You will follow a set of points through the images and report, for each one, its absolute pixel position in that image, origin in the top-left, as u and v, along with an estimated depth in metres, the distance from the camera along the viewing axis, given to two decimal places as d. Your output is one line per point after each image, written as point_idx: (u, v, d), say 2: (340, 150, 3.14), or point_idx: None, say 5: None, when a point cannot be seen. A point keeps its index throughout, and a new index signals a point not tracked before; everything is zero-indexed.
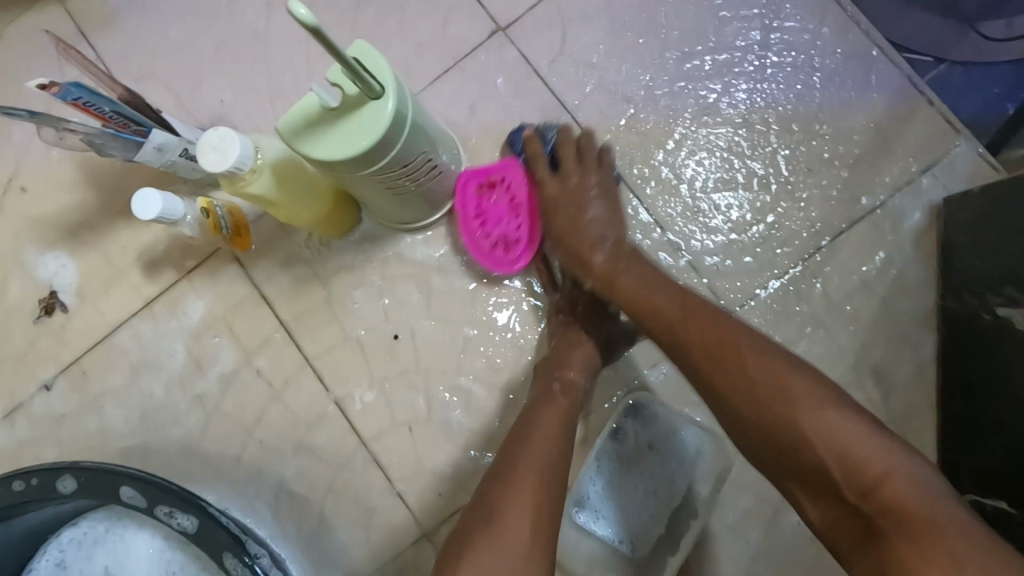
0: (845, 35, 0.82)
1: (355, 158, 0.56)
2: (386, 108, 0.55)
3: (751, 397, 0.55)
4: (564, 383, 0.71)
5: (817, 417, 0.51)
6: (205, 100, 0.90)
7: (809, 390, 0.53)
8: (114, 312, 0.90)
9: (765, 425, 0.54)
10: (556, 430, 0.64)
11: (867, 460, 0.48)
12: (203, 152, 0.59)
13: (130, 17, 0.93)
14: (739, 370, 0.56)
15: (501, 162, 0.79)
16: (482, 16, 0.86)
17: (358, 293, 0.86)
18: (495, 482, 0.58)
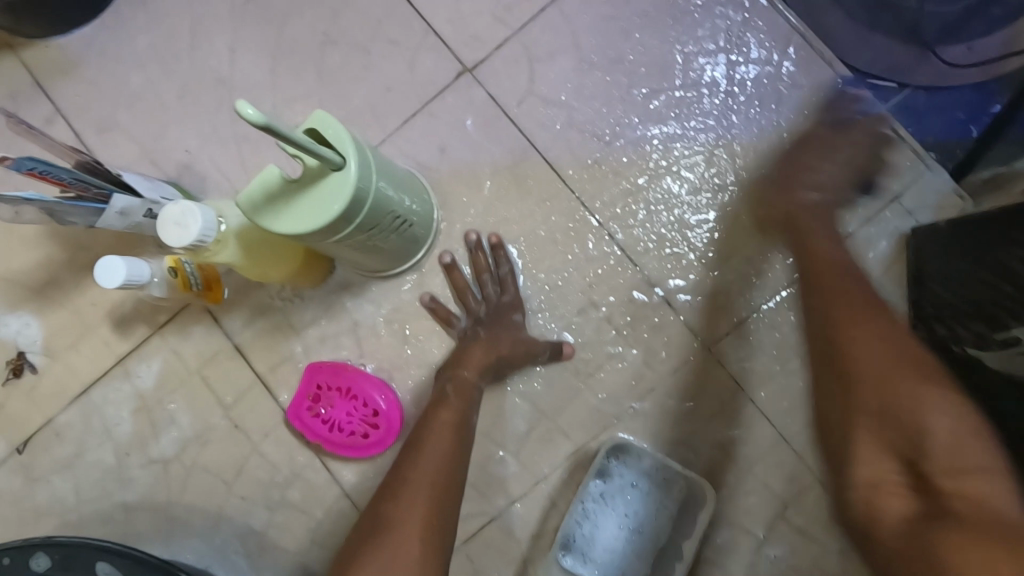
0: (807, 68, 0.83)
1: (322, 228, 0.55)
2: (347, 180, 0.54)
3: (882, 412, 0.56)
4: (456, 385, 0.73)
5: (926, 422, 0.53)
6: (171, 150, 0.88)
7: (948, 412, 0.53)
8: (85, 371, 0.88)
9: (905, 429, 0.54)
10: (446, 440, 0.65)
11: (966, 458, 0.50)
12: (164, 227, 0.58)
13: (89, 68, 0.91)
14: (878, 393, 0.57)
15: (308, 373, 0.80)
16: (448, 58, 0.86)
17: (334, 342, 0.85)
18: (388, 499, 0.60)
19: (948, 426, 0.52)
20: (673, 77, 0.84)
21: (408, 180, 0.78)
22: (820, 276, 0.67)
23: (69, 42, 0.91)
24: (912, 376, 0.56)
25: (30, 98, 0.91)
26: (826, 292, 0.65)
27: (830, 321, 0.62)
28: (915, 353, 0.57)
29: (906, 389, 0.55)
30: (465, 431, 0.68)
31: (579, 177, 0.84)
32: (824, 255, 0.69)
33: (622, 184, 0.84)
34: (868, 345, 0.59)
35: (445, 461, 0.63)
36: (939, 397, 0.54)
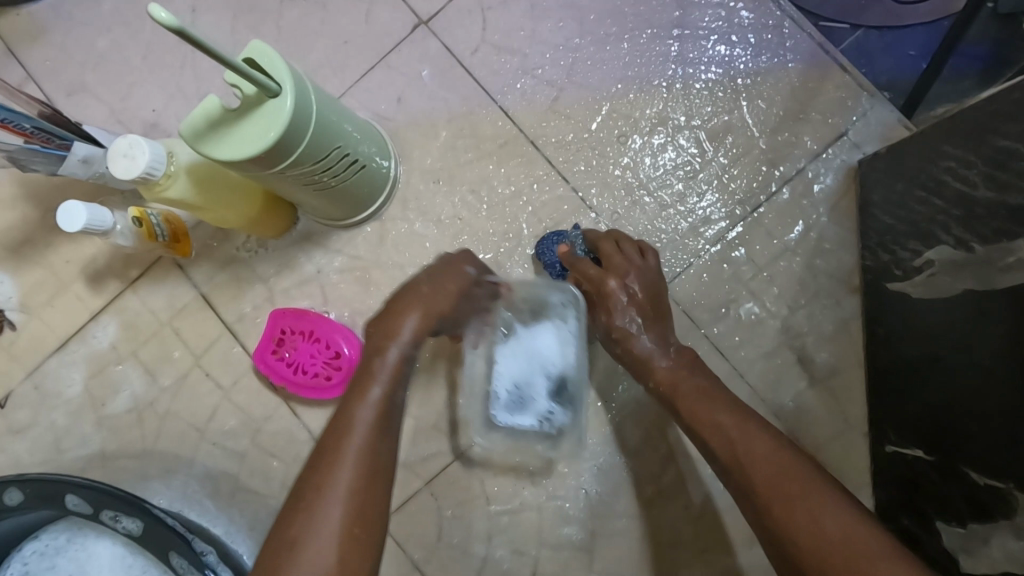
0: (757, 7, 0.84)
1: (260, 153, 0.56)
2: (284, 105, 0.56)
3: (819, 551, 0.51)
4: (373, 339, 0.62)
5: (822, 526, 0.51)
6: (138, 110, 0.91)
7: (828, 516, 0.52)
8: (61, 327, 0.91)
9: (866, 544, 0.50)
10: (363, 434, 0.56)
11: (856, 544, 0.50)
12: (112, 160, 0.60)
13: (56, 33, 0.93)
14: (790, 532, 0.53)
15: (271, 318, 0.83)
16: (404, 11, 0.87)
17: (298, 290, 0.87)
18: (296, 501, 0.53)
19: (828, 526, 0.51)
20: (624, 20, 0.85)
21: (367, 127, 0.78)
22: (695, 390, 0.68)
23: (36, 8, 0.94)
24: (801, 481, 0.55)
25: (1, 63, 0.93)
26: (694, 377, 0.70)
27: (709, 438, 0.63)
28: (793, 463, 0.57)
29: (793, 501, 0.54)
30: (391, 416, 0.59)
31: (534, 122, 0.85)
32: (681, 354, 0.72)
33: (576, 127, 0.85)
34: (810, 516, 0.52)
35: (372, 461, 0.55)
36: (820, 499, 0.53)
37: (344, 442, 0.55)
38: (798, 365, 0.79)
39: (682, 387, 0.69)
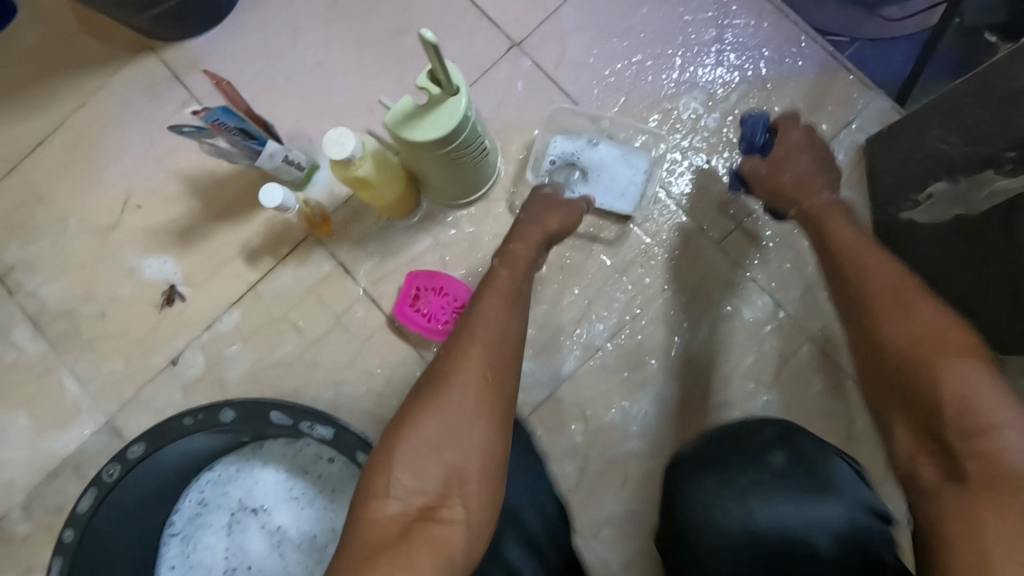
0: (778, 27, 1.08)
1: (445, 134, 0.78)
2: (463, 99, 0.78)
3: (903, 341, 0.65)
4: (505, 257, 0.90)
5: (971, 390, 0.58)
6: (284, 120, 1.13)
7: (968, 379, 0.58)
8: (223, 297, 1.10)
9: (928, 380, 0.61)
10: (495, 314, 0.81)
11: (968, 400, 0.58)
12: (329, 145, 0.81)
13: (214, 62, 1.16)
14: (893, 324, 0.67)
15: (408, 279, 1.03)
16: (499, 36, 1.10)
17: (422, 258, 1.08)
18: (450, 351, 0.76)
19: (959, 385, 0.59)
20: (674, 38, 1.09)
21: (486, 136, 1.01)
22: (857, 267, 0.75)
23: (197, 43, 1.16)
24: (943, 350, 0.62)
25: (169, 88, 1.15)
26: (881, 270, 0.73)
27: (860, 283, 0.73)
28: (949, 327, 0.63)
29: (916, 347, 0.63)
30: (508, 321, 0.81)
31: (607, 119, 1.07)
32: (868, 259, 0.75)
33: (640, 122, 1.07)
34: (954, 372, 0.59)
35: (499, 338, 0.78)
36: (962, 374, 0.59)
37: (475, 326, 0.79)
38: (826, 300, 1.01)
39: (832, 213, 0.86)
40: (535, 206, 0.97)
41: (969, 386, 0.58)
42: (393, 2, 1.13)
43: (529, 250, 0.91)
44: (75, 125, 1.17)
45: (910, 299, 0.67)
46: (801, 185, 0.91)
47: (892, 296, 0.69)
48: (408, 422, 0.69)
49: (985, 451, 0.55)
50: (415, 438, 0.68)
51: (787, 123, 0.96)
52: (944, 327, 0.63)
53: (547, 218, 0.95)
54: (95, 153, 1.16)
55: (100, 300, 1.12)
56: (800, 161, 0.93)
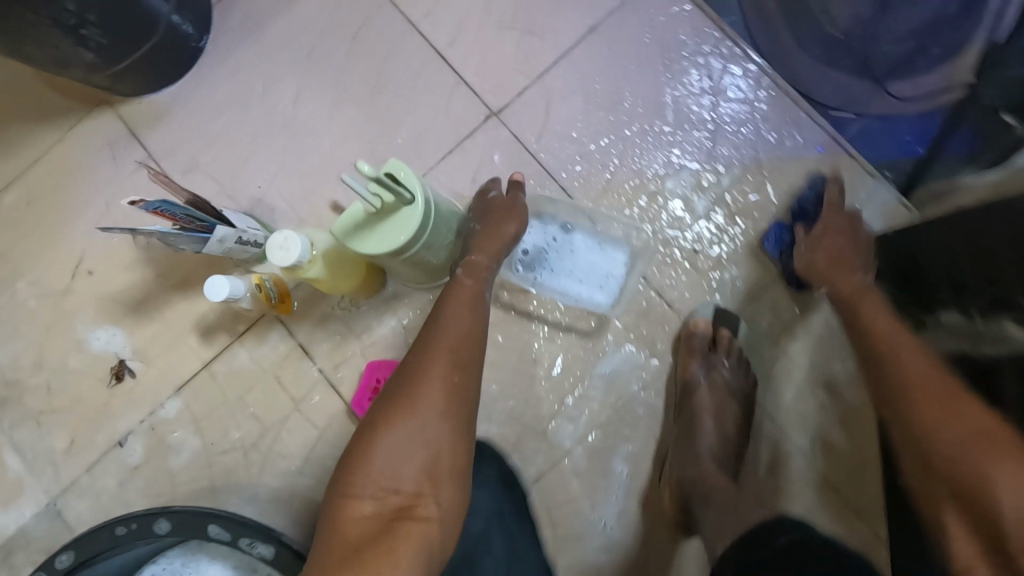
0: (777, 105, 1.00)
1: (411, 238, 0.70)
2: (417, 209, 0.70)
3: (900, 380, 0.62)
4: (469, 267, 0.82)
5: (962, 441, 0.54)
6: (245, 185, 1.05)
7: (964, 428, 0.55)
8: (175, 375, 1.03)
9: (960, 438, 0.54)
10: (457, 327, 0.77)
11: (967, 451, 0.53)
12: (274, 256, 0.73)
13: (173, 119, 1.08)
14: (892, 360, 0.64)
15: (366, 372, 0.97)
16: (478, 103, 1.02)
17: (386, 342, 1.01)
18: (414, 355, 0.75)
19: (957, 429, 0.55)
20: (665, 114, 1.00)
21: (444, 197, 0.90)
22: (878, 331, 0.69)
23: (156, 97, 1.08)
24: (935, 395, 0.58)
25: (125, 145, 1.08)
26: (880, 315, 0.71)
27: (891, 366, 0.64)
28: (931, 372, 0.61)
29: (906, 388, 0.60)
30: (474, 341, 0.77)
31: (592, 200, 0.99)
32: (879, 310, 0.72)
33: (625, 203, 0.99)
34: (939, 412, 0.57)
35: (466, 334, 0.77)
36: (1009, 467, 0.50)
37: (444, 333, 0.76)
38: (819, 409, 0.93)
39: (870, 296, 0.75)
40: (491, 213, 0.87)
41: (957, 430, 0.55)
42: (365, 60, 1.05)
43: (489, 261, 0.83)
44: (24, 179, 1.09)
45: (929, 361, 0.62)
46: (842, 265, 0.81)
47: (871, 333, 0.69)
48: (375, 437, 0.69)
49: (994, 512, 0.50)
50: (382, 447, 0.68)
51: (832, 213, 0.88)
52: (979, 417, 0.55)
53: (501, 236, 0.85)
54: (43, 211, 1.08)
55: (45, 372, 1.05)
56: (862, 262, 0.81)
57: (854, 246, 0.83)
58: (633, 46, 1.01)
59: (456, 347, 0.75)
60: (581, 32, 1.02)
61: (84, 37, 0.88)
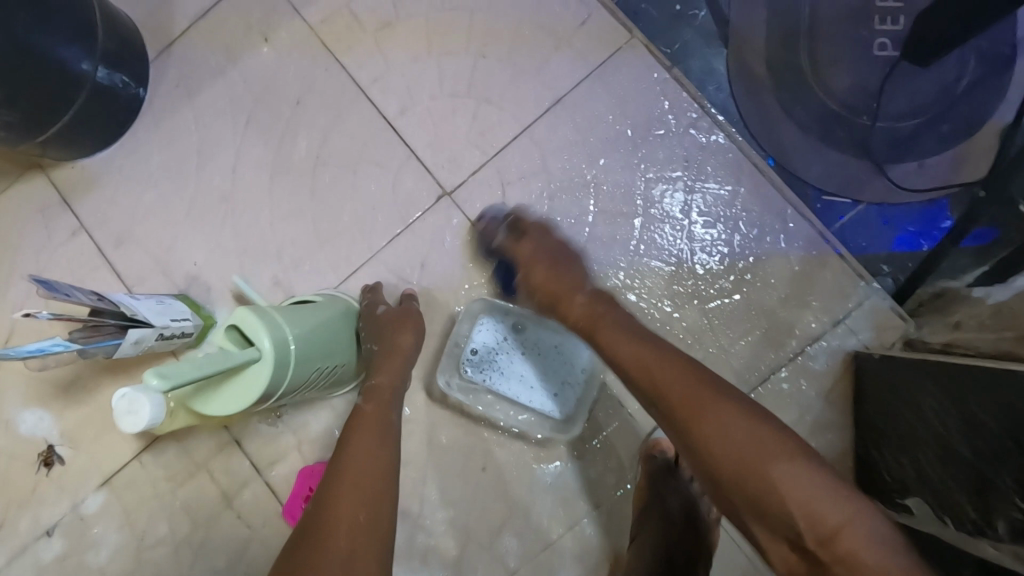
0: (758, 194, 0.89)
1: (267, 390, 0.71)
2: (264, 372, 0.70)
3: (734, 466, 0.58)
4: (374, 391, 0.75)
5: (813, 511, 0.54)
6: (180, 262, 0.98)
7: (730, 429, 0.59)
8: (105, 462, 0.97)
9: (764, 495, 0.56)
10: (367, 448, 0.68)
11: (748, 460, 0.58)
12: (124, 420, 0.71)
13: (109, 187, 1.01)
14: (710, 434, 0.60)
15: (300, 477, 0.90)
16: (429, 181, 0.93)
17: (326, 440, 0.94)
18: (330, 486, 0.64)
19: (721, 437, 0.60)
20: (637, 202, 0.91)
21: (330, 300, 0.88)
22: (658, 385, 0.66)
23: (92, 161, 1.02)
24: (762, 454, 0.57)
25: (58, 213, 1.01)
26: (637, 349, 0.70)
27: (701, 442, 0.61)
28: (764, 436, 0.59)
29: (698, 420, 0.61)
30: (388, 469, 0.67)
31: None
32: (625, 328, 0.74)
33: None
34: (777, 485, 0.55)
35: (374, 472, 0.66)
36: (783, 470, 0.56)
37: (349, 470, 0.65)
38: None
39: (601, 322, 0.75)
40: (382, 328, 0.83)
41: (733, 442, 0.59)
42: (309, 130, 0.97)
43: (393, 380, 0.77)
44: None
45: (710, 411, 0.61)
46: (595, 323, 0.75)
47: (676, 395, 0.64)
48: None
49: (786, 516, 0.55)
50: None
51: (526, 224, 0.87)
52: (759, 436, 0.59)
53: (401, 350, 0.81)
54: None
55: None
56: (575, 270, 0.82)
57: (586, 255, 0.84)
58: (602, 124, 0.92)
59: (363, 480, 0.65)
60: (544, 105, 0.92)
61: None
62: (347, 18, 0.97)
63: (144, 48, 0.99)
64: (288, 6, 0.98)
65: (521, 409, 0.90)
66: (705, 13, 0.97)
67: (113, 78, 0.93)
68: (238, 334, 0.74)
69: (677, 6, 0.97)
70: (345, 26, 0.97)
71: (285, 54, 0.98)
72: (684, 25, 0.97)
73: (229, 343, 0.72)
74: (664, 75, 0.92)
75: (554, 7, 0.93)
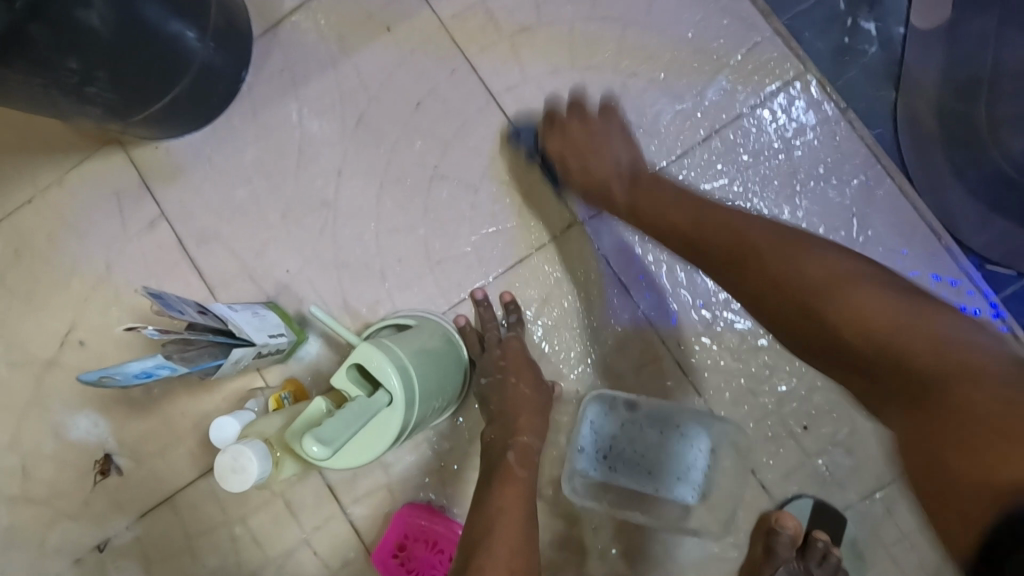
0: (932, 259, 0.81)
1: (400, 432, 0.66)
2: (396, 416, 0.64)
3: (802, 287, 0.55)
4: (520, 451, 0.71)
5: (871, 313, 0.51)
6: (273, 268, 0.89)
7: (865, 295, 0.52)
8: (168, 479, 0.88)
9: (863, 330, 0.51)
10: (518, 521, 0.64)
11: (888, 323, 0.50)
12: (230, 482, 0.63)
13: (195, 174, 0.91)
14: (792, 265, 0.57)
15: (391, 529, 0.82)
16: (560, 206, 0.85)
17: (419, 480, 0.85)
18: (474, 555, 0.60)
19: (849, 304, 0.52)
20: None
21: (435, 325, 0.80)
22: (732, 229, 0.62)
23: (178, 145, 0.91)
24: (831, 284, 0.54)
25: (135, 197, 0.92)
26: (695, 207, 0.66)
27: (774, 289, 0.57)
28: (807, 259, 0.56)
29: (825, 301, 0.53)
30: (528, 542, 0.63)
31: (684, 345, 0.82)
32: (670, 197, 0.69)
33: (728, 354, 0.81)
34: (853, 298, 0.52)
35: (516, 546, 0.62)
36: (862, 291, 0.52)
37: (495, 542, 0.61)
38: None
39: (643, 190, 0.72)
40: (500, 371, 0.77)
41: (872, 316, 0.50)
42: (429, 135, 0.88)
43: (539, 441, 0.73)
44: (15, 225, 0.93)
45: (782, 255, 0.57)
46: (654, 191, 0.71)
47: (728, 242, 0.61)
48: None
49: (851, 316, 0.51)
50: None
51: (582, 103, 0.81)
52: (825, 268, 0.55)
53: (526, 400, 0.75)
54: (36, 265, 0.93)
55: (18, 454, 0.90)
56: (620, 142, 0.78)
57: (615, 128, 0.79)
58: (762, 162, 0.83)
59: (503, 556, 0.60)
60: (699, 137, 0.84)
61: (91, 94, 0.70)
62: (482, 16, 0.87)
63: (249, 24, 0.89)
64: None
65: (630, 471, 0.80)
66: (876, 50, 0.88)
67: (219, 54, 0.83)
68: (356, 370, 0.66)
69: (845, 40, 0.89)
70: (478, 25, 0.87)
71: (406, 48, 0.88)
72: (850, 62, 0.88)
73: (351, 384, 0.65)
74: (837, 116, 0.82)
75: (718, 30, 0.84)
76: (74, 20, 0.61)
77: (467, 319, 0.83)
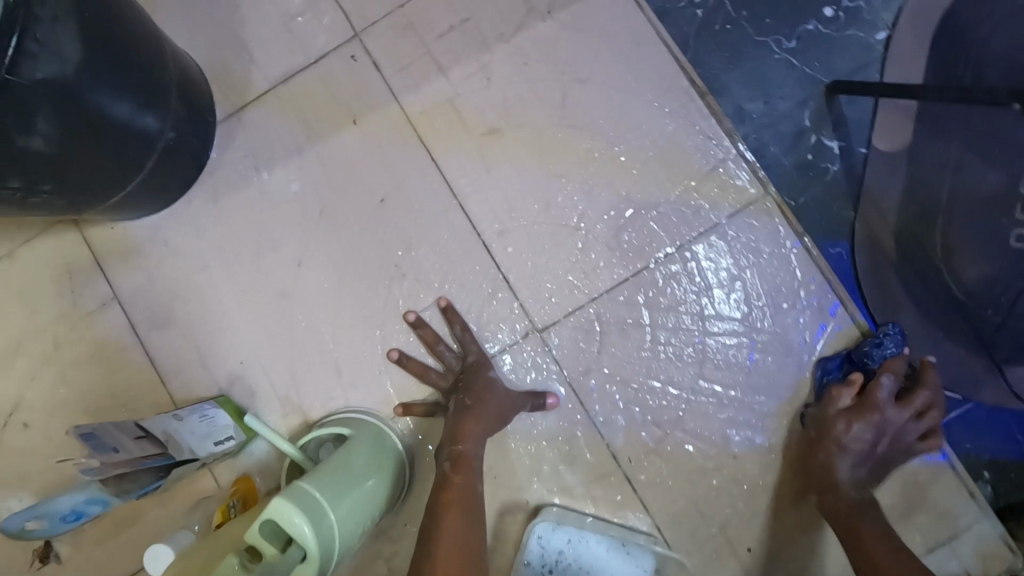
0: None
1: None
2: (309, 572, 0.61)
3: (837, 500, 0.74)
4: (456, 460, 0.73)
5: (856, 501, 0.74)
6: (227, 356, 0.88)
7: (875, 523, 0.71)
8: (110, 566, 0.86)
9: (848, 520, 0.73)
10: (459, 520, 0.69)
11: (851, 514, 0.73)
12: None
13: (152, 255, 0.89)
14: (824, 468, 0.76)
15: None
16: (519, 312, 0.85)
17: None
18: (424, 547, 0.67)
19: (835, 480, 0.75)
20: (742, 376, 0.82)
21: (371, 430, 0.81)
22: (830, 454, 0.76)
23: (135, 224, 0.89)
24: (826, 459, 0.77)
25: (87, 274, 0.89)
26: (834, 456, 0.76)
27: (821, 475, 0.76)
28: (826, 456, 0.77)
29: (853, 520, 0.72)
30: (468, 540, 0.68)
31: (636, 461, 0.82)
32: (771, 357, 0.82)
33: (676, 472, 0.82)
34: (865, 505, 0.73)
35: (460, 541, 0.67)
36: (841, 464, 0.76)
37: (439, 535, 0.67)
38: None
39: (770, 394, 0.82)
40: (460, 389, 0.79)
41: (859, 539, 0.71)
42: (393, 230, 0.87)
43: (478, 447, 0.74)
44: None
45: (849, 488, 0.75)
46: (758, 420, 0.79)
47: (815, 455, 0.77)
48: None
49: (860, 519, 0.72)
50: None
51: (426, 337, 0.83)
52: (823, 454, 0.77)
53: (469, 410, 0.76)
54: None
55: None
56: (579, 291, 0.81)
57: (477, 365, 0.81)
58: (722, 284, 0.83)
59: (451, 542, 0.67)
60: (659, 254, 0.84)
61: (36, 203, 0.67)
62: (452, 114, 0.87)
63: (213, 108, 0.87)
64: (385, 89, 0.87)
65: None
66: (838, 168, 0.90)
67: (183, 141, 0.81)
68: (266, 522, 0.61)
69: (809, 155, 0.90)
70: (448, 123, 0.87)
71: (374, 141, 0.87)
72: (812, 178, 0.90)
73: (263, 540, 0.59)
74: (795, 240, 0.84)
75: (687, 144, 0.85)
76: (16, 147, 0.59)
77: (398, 353, 0.84)
